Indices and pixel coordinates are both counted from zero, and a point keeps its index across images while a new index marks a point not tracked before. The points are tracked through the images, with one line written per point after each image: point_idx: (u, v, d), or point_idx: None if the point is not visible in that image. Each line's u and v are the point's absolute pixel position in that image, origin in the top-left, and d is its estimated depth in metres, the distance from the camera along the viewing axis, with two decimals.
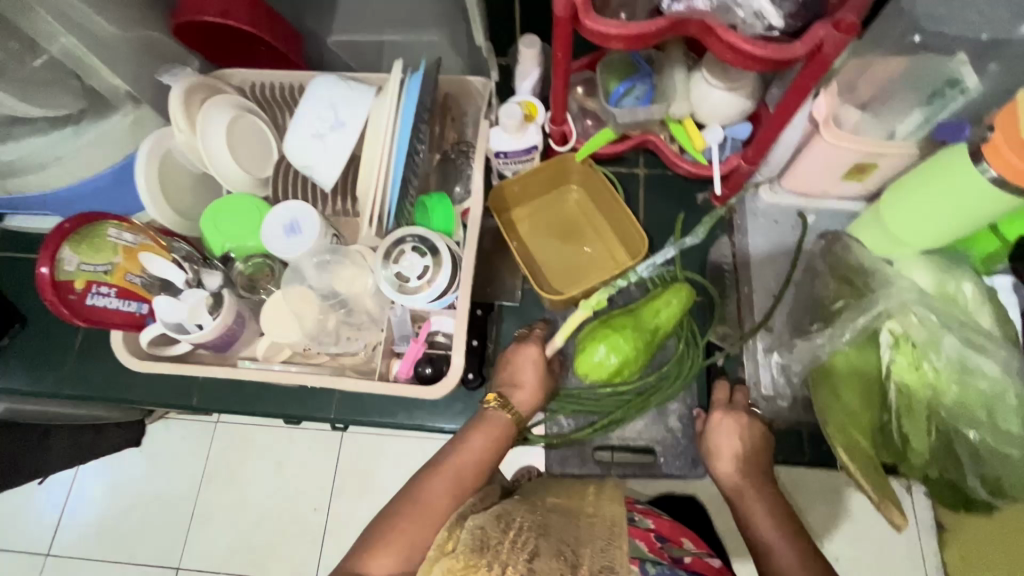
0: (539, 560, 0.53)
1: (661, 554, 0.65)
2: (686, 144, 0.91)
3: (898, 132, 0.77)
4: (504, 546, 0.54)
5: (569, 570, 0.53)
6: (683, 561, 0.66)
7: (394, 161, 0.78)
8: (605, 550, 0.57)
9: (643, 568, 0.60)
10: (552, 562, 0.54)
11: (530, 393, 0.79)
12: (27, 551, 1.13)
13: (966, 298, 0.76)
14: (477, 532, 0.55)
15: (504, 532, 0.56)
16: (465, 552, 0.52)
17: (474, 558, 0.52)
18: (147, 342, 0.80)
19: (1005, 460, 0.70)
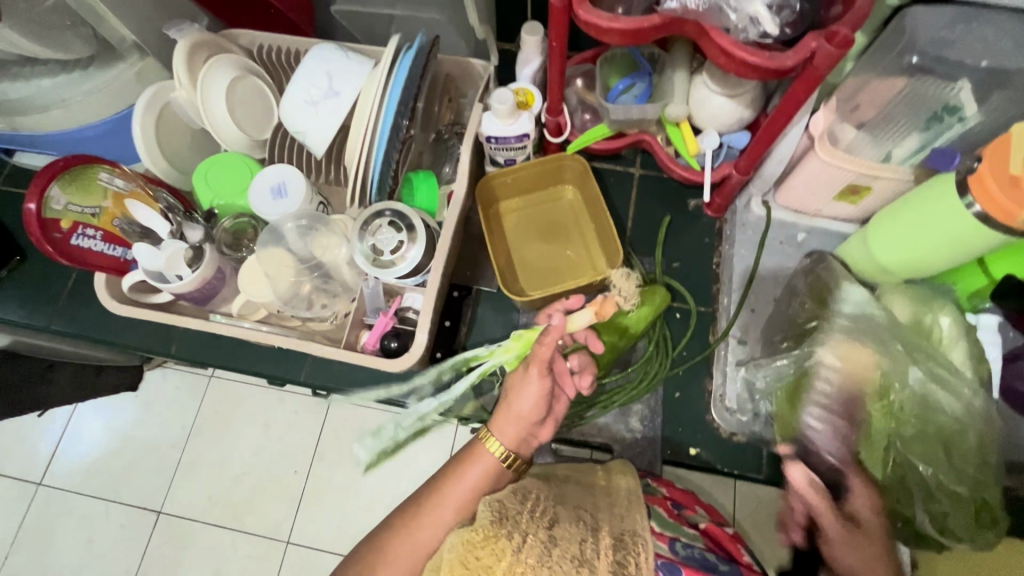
0: (560, 528, 0.57)
1: (679, 521, 0.69)
2: (681, 148, 0.90)
3: (894, 154, 0.76)
4: (523, 517, 0.56)
5: (589, 532, 0.58)
6: (700, 526, 0.70)
7: (379, 134, 0.79)
8: (624, 517, 0.62)
9: (671, 545, 0.63)
10: (572, 528, 0.58)
11: (517, 423, 0.65)
12: (17, 479, 1.13)
13: (942, 332, 0.74)
14: (496, 504, 0.56)
15: (523, 504, 0.58)
16: (483, 526, 0.54)
17: (495, 528, 0.54)
18: (130, 287, 0.82)
19: (953, 496, 0.69)
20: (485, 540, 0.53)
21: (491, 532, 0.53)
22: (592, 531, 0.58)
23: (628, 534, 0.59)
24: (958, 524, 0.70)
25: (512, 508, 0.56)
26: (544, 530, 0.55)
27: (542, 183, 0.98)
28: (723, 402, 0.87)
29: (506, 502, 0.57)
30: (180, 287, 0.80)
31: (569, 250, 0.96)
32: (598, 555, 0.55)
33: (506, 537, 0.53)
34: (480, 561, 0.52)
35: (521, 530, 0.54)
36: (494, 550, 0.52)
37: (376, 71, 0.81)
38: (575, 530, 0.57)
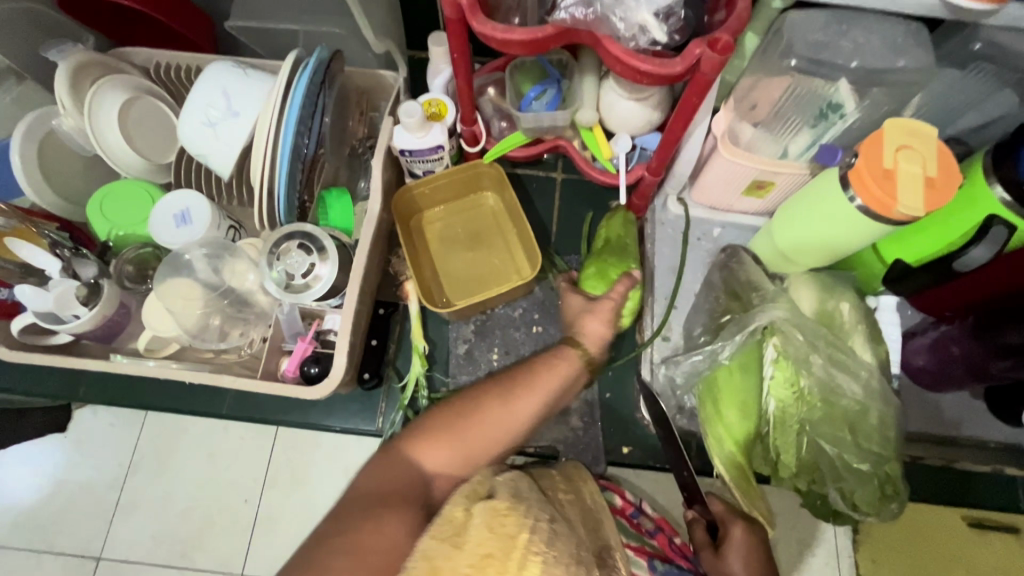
0: (560, 522, 0.56)
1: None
2: (596, 151, 0.92)
3: (790, 151, 0.80)
4: (533, 501, 0.56)
5: (579, 536, 0.59)
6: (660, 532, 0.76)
7: (280, 152, 0.77)
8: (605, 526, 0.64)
9: None
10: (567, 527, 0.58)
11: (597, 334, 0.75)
12: None
13: (843, 316, 0.78)
14: (509, 485, 0.56)
15: (530, 492, 0.57)
16: (505, 501, 0.53)
17: (514, 503, 0.53)
18: (19, 328, 0.77)
19: (858, 474, 0.73)
20: (508, 513, 0.52)
21: (512, 505, 0.53)
22: (580, 539, 0.59)
23: (601, 553, 0.63)
24: (864, 498, 0.74)
25: (524, 492, 0.56)
26: (549, 519, 0.55)
27: (463, 191, 0.97)
28: (651, 399, 0.89)
29: (517, 484, 0.57)
30: (77, 327, 0.75)
31: (494, 258, 0.95)
32: (588, 559, 0.56)
33: (524, 515, 0.52)
34: (504, 528, 0.51)
35: (535, 511, 0.54)
36: (518, 521, 0.52)
37: (273, 89, 0.78)
38: (569, 531, 0.57)
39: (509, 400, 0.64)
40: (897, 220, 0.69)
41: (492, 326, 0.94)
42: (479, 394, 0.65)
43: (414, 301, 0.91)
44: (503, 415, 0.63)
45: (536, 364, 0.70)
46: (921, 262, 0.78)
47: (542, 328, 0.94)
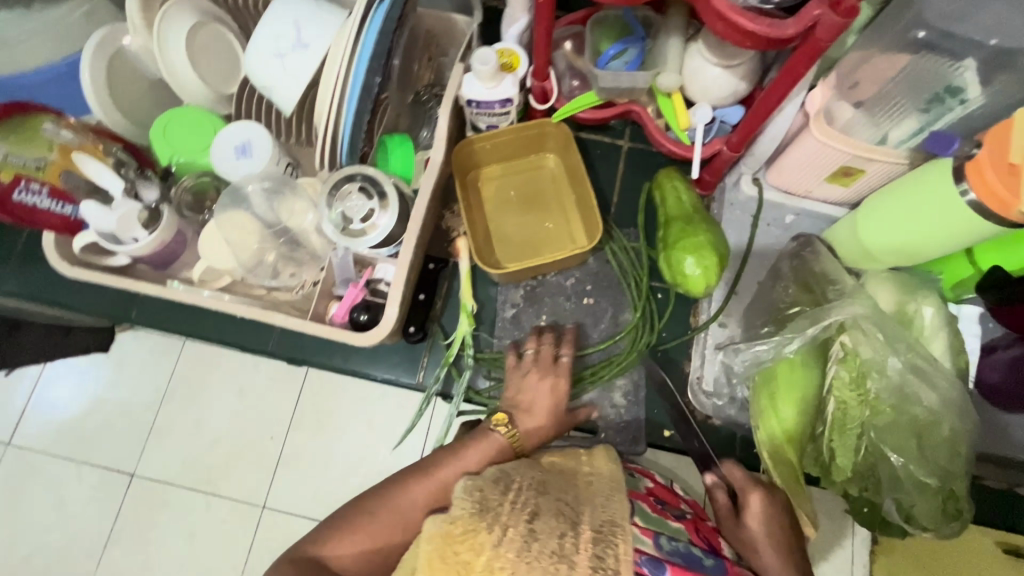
0: (539, 521, 0.56)
1: (663, 515, 0.68)
2: (670, 119, 0.86)
3: (890, 137, 0.73)
4: (504, 507, 0.57)
5: (570, 525, 0.57)
6: (686, 518, 0.70)
7: (348, 91, 0.74)
8: (605, 506, 0.60)
9: (656, 540, 0.62)
10: (552, 521, 0.56)
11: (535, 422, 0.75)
12: None
13: (924, 322, 0.73)
14: (477, 493, 0.58)
15: (505, 494, 0.58)
16: (462, 519, 0.55)
17: (474, 521, 0.55)
18: (80, 247, 0.78)
19: (922, 487, 0.69)
20: (463, 534, 0.54)
21: (470, 524, 0.55)
22: (572, 525, 0.57)
23: (610, 525, 0.58)
24: (924, 513, 0.70)
25: (493, 500, 0.57)
26: (522, 522, 0.55)
27: (523, 150, 0.93)
28: (700, 384, 0.86)
29: (487, 493, 0.58)
30: (136, 250, 0.76)
31: (549, 224, 0.92)
32: (577, 550, 0.54)
33: (484, 531, 0.54)
34: (458, 555, 0.54)
35: (500, 521, 0.55)
36: (473, 544, 0.53)
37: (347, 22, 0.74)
38: (555, 523, 0.56)
39: (430, 470, 0.68)
40: (1012, 221, 0.64)
41: (542, 293, 0.92)
42: (385, 484, 0.68)
43: (465, 258, 0.88)
44: (402, 524, 0.66)
45: (459, 441, 0.71)
46: (1021, 272, 0.72)
47: (593, 300, 0.91)
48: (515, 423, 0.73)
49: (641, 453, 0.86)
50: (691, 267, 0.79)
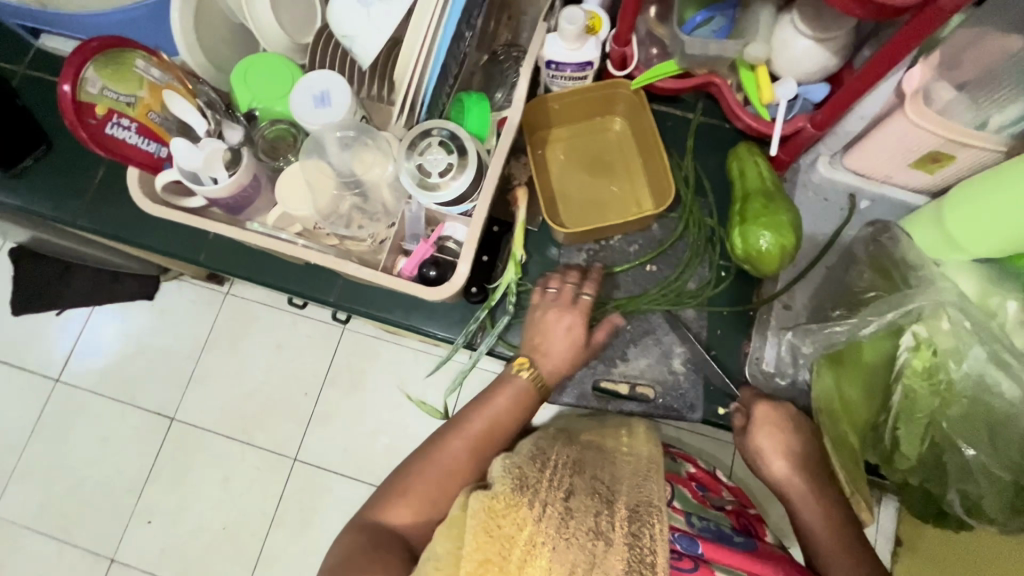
0: (576, 499, 0.56)
1: (703, 502, 0.67)
2: (752, 95, 0.84)
3: (991, 122, 0.70)
4: (542, 484, 0.56)
5: (606, 503, 0.56)
6: (727, 509, 0.68)
7: (438, 47, 0.74)
8: (642, 485, 0.60)
9: (687, 518, 0.62)
10: (587, 500, 0.56)
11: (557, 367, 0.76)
12: (41, 373, 1.35)
13: (1006, 316, 0.71)
14: (514, 470, 0.56)
15: (541, 470, 0.57)
16: (504, 493, 0.53)
17: (514, 496, 0.53)
18: (162, 185, 0.79)
19: (995, 480, 0.68)
20: (507, 509, 0.52)
21: (511, 499, 0.53)
22: (608, 503, 0.56)
23: (646, 505, 0.57)
24: (991, 506, 0.69)
25: (531, 475, 0.56)
26: (558, 501, 0.55)
27: (590, 113, 0.93)
28: (760, 364, 0.84)
29: (520, 469, 0.57)
30: (216, 191, 0.77)
31: (615, 188, 0.92)
32: (613, 528, 0.54)
33: (525, 506, 0.53)
34: (501, 529, 0.52)
35: (539, 498, 0.54)
36: (516, 519, 0.52)
37: None
38: (591, 501, 0.56)
39: (461, 429, 0.68)
40: None
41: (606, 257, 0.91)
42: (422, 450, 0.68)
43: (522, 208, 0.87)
44: (448, 469, 0.66)
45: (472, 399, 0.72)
46: None
47: (656, 268, 0.90)
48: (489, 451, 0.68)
49: (698, 417, 0.85)
50: (766, 243, 0.80)
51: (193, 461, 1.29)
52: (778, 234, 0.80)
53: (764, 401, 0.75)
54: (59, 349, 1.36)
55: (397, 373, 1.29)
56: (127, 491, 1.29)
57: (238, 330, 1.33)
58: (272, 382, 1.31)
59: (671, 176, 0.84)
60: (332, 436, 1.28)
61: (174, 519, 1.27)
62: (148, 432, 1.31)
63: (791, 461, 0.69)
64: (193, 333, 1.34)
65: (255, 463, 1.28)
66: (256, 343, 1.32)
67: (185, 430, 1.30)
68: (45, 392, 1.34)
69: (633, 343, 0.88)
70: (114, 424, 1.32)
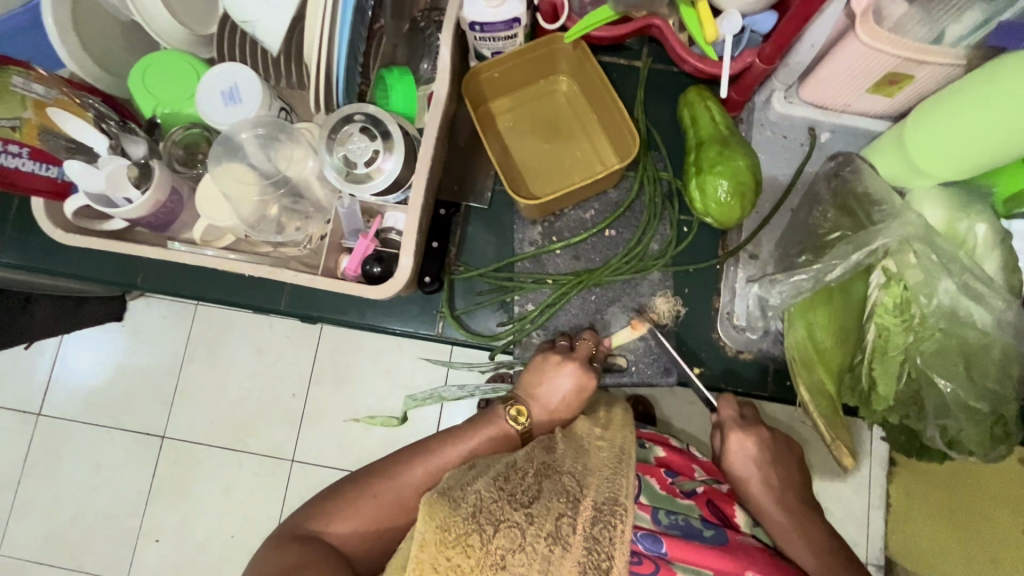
0: (539, 504, 0.53)
1: (672, 492, 0.64)
2: (695, 34, 0.76)
3: (947, 34, 0.65)
4: (498, 503, 0.52)
5: (571, 506, 0.54)
6: (697, 493, 0.66)
7: (340, 22, 0.66)
8: (611, 481, 0.57)
9: (654, 515, 0.61)
10: (552, 502, 0.54)
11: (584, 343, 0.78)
12: (20, 410, 1.30)
13: (976, 240, 0.68)
14: (472, 492, 0.52)
15: (501, 490, 0.53)
16: (455, 523, 0.49)
17: (466, 525, 0.50)
18: (74, 211, 0.73)
19: (971, 413, 0.67)
20: (456, 540, 0.49)
21: (463, 529, 0.49)
22: (574, 503, 0.55)
23: (611, 504, 0.55)
24: (969, 438, 0.67)
25: (487, 497, 0.52)
26: (518, 510, 0.52)
27: (534, 75, 0.87)
28: (731, 319, 0.82)
29: (481, 491, 0.52)
30: (131, 212, 0.71)
31: (575, 150, 0.87)
32: (573, 531, 0.52)
33: (476, 533, 0.49)
34: (448, 562, 0.48)
35: (495, 519, 0.51)
36: (464, 551, 0.49)
37: None
38: (554, 504, 0.54)
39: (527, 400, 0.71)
40: None
41: (562, 228, 0.87)
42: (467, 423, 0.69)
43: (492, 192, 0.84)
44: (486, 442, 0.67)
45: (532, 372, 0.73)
46: None
47: (615, 233, 0.86)
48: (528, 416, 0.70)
49: (673, 382, 0.82)
50: (725, 193, 0.76)
51: (191, 476, 1.26)
52: (738, 181, 0.76)
53: (737, 423, 0.72)
54: (31, 385, 1.31)
55: (381, 361, 1.26)
56: (128, 515, 1.27)
57: (215, 340, 1.29)
58: (257, 387, 1.27)
59: (632, 127, 0.79)
60: (323, 435, 1.25)
61: (181, 536, 1.25)
62: (138, 455, 1.27)
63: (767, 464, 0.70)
64: (166, 351, 1.29)
65: (253, 469, 1.26)
66: (233, 352, 1.28)
67: (176, 447, 1.27)
68: (27, 428, 1.30)
69: (600, 314, 0.84)
70: (103, 450, 1.28)
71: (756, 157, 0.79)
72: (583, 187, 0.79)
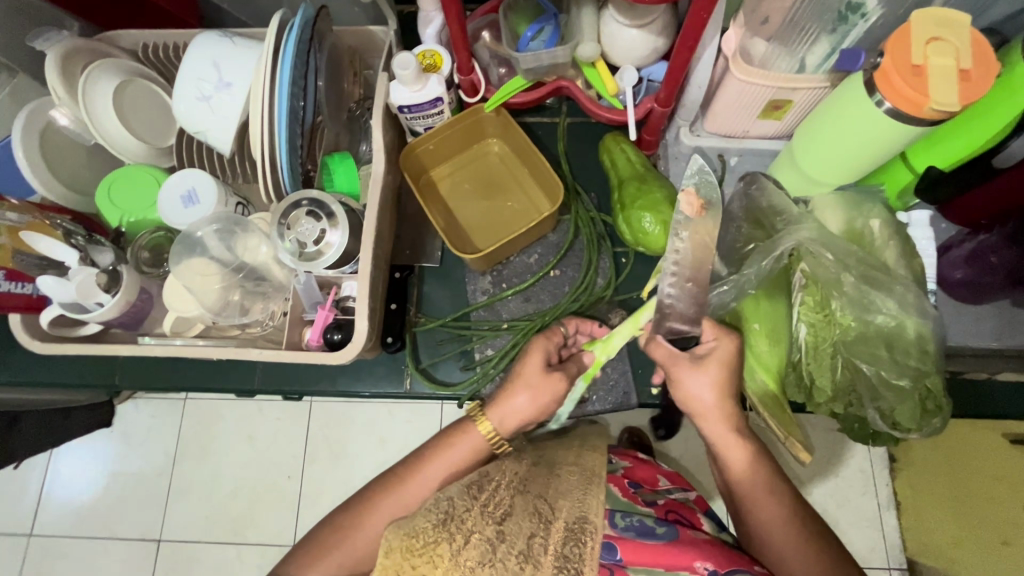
0: (510, 521, 0.57)
1: (634, 500, 0.70)
2: (600, 88, 0.88)
3: (807, 63, 0.75)
4: (471, 514, 0.57)
5: (542, 526, 0.58)
6: (657, 503, 0.72)
7: (278, 122, 0.75)
8: (583, 499, 0.61)
9: (611, 518, 0.66)
10: (525, 522, 0.58)
11: (516, 419, 0.67)
12: (11, 533, 1.29)
13: (873, 233, 0.76)
14: (445, 502, 0.58)
15: (474, 500, 0.59)
16: (425, 531, 0.54)
17: (435, 534, 0.54)
18: (48, 322, 0.78)
19: (897, 390, 0.71)
20: (424, 547, 0.53)
21: (431, 537, 0.53)
22: (545, 524, 0.58)
23: (581, 522, 0.59)
24: (906, 415, 0.72)
25: (459, 508, 0.57)
26: (490, 526, 0.56)
27: (466, 142, 0.96)
28: None
29: (453, 500, 0.58)
30: (103, 314, 0.76)
31: (512, 203, 0.94)
32: (543, 551, 0.56)
33: (444, 542, 0.53)
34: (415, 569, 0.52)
35: (464, 531, 0.55)
36: (431, 557, 0.52)
37: (262, 57, 0.75)
38: (525, 524, 0.58)
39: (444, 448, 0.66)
40: (931, 118, 0.65)
41: (510, 275, 0.93)
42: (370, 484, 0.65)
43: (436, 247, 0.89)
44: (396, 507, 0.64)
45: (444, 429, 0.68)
46: (952, 166, 0.73)
47: (560, 272, 0.92)
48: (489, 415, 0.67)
49: (634, 404, 0.86)
50: (649, 223, 0.83)
51: None
52: (658, 213, 0.83)
53: (684, 358, 0.66)
54: (21, 506, 1.30)
55: (372, 429, 1.29)
56: None
57: (203, 432, 1.31)
58: (248, 473, 1.28)
59: (557, 176, 0.87)
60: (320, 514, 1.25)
61: None
62: (135, 563, 1.26)
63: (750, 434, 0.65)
64: (155, 450, 1.30)
65: (253, 559, 1.24)
66: (222, 440, 1.30)
67: (173, 548, 1.26)
68: (19, 549, 1.28)
69: None
70: (96, 563, 1.27)
71: (672, 187, 0.87)
72: (520, 235, 0.86)
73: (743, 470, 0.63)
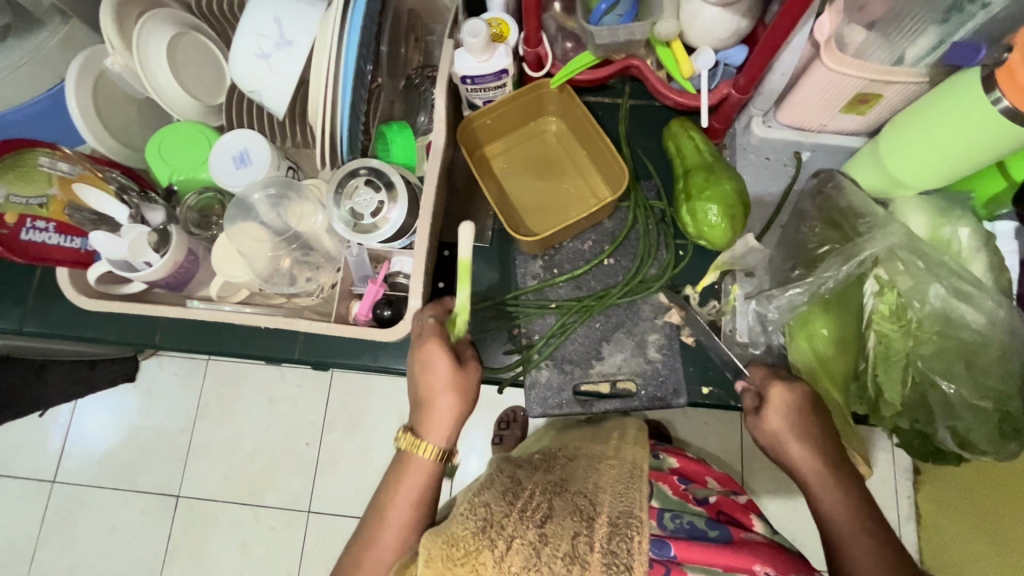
0: (552, 523, 0.55)
1: (684, 498, 0.71)
2: (673, 70, 0.82)
3: (907, 56, 0.69)
4: (510, 520, 0.55)
5: (586, 523, 0.56)
6: (708, 501, 0.72)
7: (341, 86, 0.72)
8: (624, 494, 0.60)
9: (661, 520, 0.66)
10: (566, 522, 0.56)
11: (438, 422, 0.68)
12: (36, 477, 1.31)
13: (960, 244, 0.71)
14: (481, 509, 0.56)
15: (511, 505, 0.57)
16: (465, 538, 0.53)
17: (476, 540, 0.53)
18: (96, 278, 0.76)
19: (977, 412, 0.69)
20: (465, 556, 0.52)
21: (472, 544, 0.53)
22: (588, 522, 0.56)
23: (626, 517, 0.56)
24: (980, 437, 0.69)
25: (497, 513, 0.55)
26: (532, 529, 0.54)
27: (524, 118, 0.92)
28: (734, 337, 0.82)
29: (491, 507, 0.56)
30: (151, 274, 0.74)
31: (569, 185, 0.91)
32: (591, 549, 0.53)
33: (486, 549, 0.52)
34: None
35: (505, 535, 0.53)
36: (473, 564, 0.51)
37: (329, 14, 0.71)
38: (568, 523, 0.55)
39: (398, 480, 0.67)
40: None
41: (562, 260, 0.90)
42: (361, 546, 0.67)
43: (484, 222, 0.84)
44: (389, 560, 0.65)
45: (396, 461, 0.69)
46: None
47: (613, 261, 0.89)
48: (424, 436, 0.68)
49: (682, 403, 0.83)
50: (715, 216, 0.79)
51: (206, 535, 1.26)
52: (727, 204, 0.79)
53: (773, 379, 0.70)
54: (47, 451, 1.32)
55: (395, 405, 1.28)
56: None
57: (229, 394, 1.31)
58: (271, 438, 1.28)
59: (620, 160, 0.83)
60: (340, 483, 1.26)
61: None
62: (155, 516, 1.27)
63: (801, 430, 0.67)
64: (182, 408, 1.31)
65: (271, 523, 1.25)
66: (247, 404, 1.30)
67: (194, 504, 1.27)
68: (44, 494, 1.30)
69: (606, 341, 0.86)
70: (117, 513, 1.28)
71: (741, 180, 0.82)
72: (578, 219, 0.82)
73: (820, 470, 0.66)
